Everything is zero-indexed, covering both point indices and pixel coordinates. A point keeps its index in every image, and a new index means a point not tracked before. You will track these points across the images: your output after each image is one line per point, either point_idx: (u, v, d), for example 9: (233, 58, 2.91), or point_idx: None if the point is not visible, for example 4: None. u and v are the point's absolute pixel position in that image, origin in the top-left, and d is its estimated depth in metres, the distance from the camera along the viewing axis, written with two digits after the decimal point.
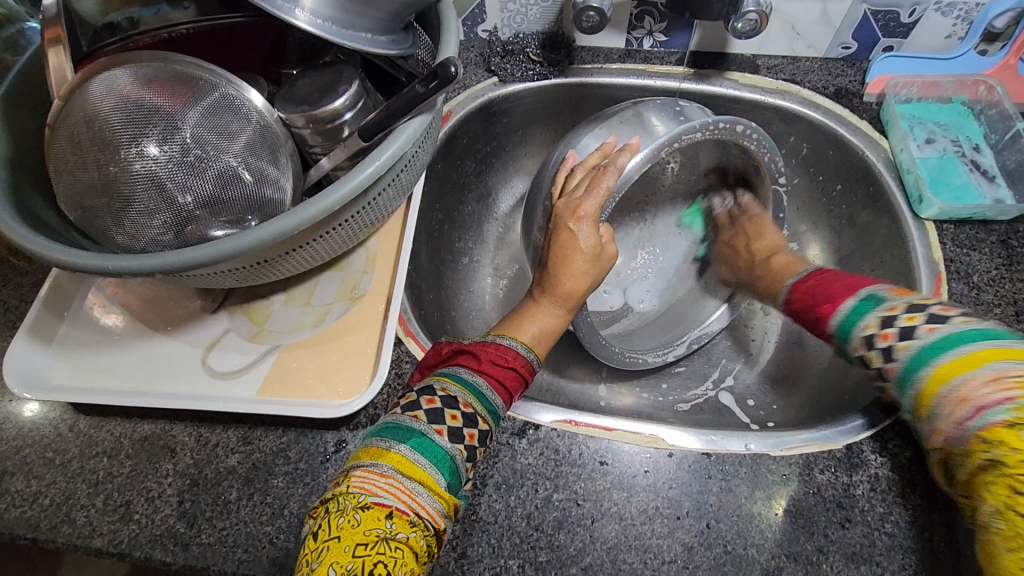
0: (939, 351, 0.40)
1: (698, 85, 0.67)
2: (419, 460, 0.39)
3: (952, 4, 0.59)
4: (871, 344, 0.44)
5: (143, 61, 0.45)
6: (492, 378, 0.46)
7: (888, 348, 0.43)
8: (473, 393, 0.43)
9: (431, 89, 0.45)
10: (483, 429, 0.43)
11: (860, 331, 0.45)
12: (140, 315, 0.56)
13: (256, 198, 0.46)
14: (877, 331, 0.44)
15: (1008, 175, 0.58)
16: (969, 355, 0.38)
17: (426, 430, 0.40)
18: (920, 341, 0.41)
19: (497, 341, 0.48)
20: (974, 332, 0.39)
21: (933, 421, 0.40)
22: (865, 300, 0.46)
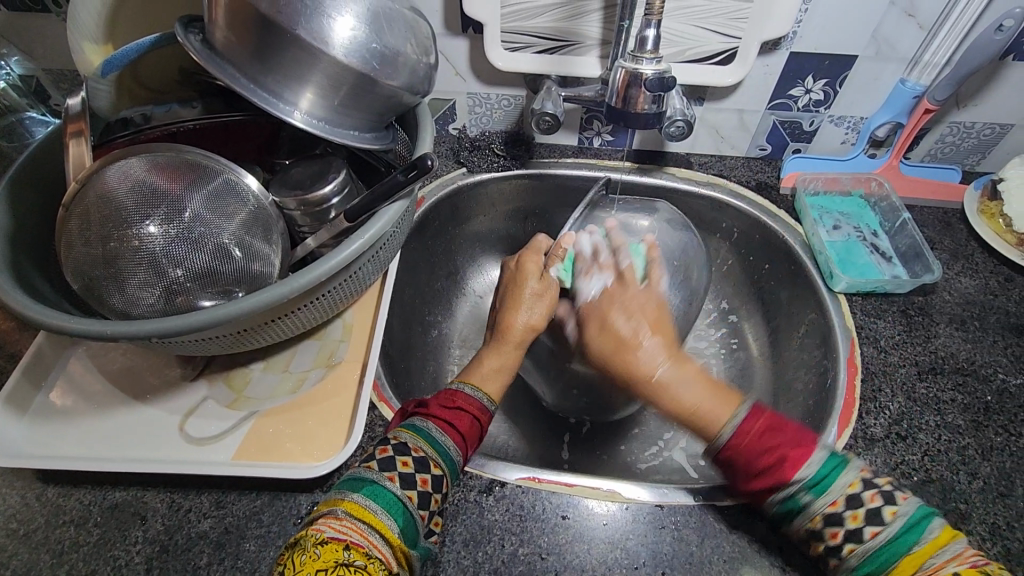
0: (923, 523, 0.41)
1: (642, 178, 0.77)
2: (373, 506, 0.42)
3: (841, 118, 0.72)
4: (855, 500, 0.42)
5: (156, 151, 0.51)
6: (447, 421, 0.50)
7: (872, 506, 0.42)
8: (423, 437, 0.48)
9: (410, 178, 0.52)
10: (433, 474, 0.46)
11: (839, 489, 0.43)
12: (120, 385, 0.58)
13: (247, 272, 0.51)
14: (841, 502, 0.43)
15: (902, 255, 0.69)
16: (934, 538, 0.40)
17: (376, 476, 0.44)
18: (890, 526, 0.41)
19: (454, 387, 0.54)
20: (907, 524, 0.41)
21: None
22: (809, 471, 0.44)
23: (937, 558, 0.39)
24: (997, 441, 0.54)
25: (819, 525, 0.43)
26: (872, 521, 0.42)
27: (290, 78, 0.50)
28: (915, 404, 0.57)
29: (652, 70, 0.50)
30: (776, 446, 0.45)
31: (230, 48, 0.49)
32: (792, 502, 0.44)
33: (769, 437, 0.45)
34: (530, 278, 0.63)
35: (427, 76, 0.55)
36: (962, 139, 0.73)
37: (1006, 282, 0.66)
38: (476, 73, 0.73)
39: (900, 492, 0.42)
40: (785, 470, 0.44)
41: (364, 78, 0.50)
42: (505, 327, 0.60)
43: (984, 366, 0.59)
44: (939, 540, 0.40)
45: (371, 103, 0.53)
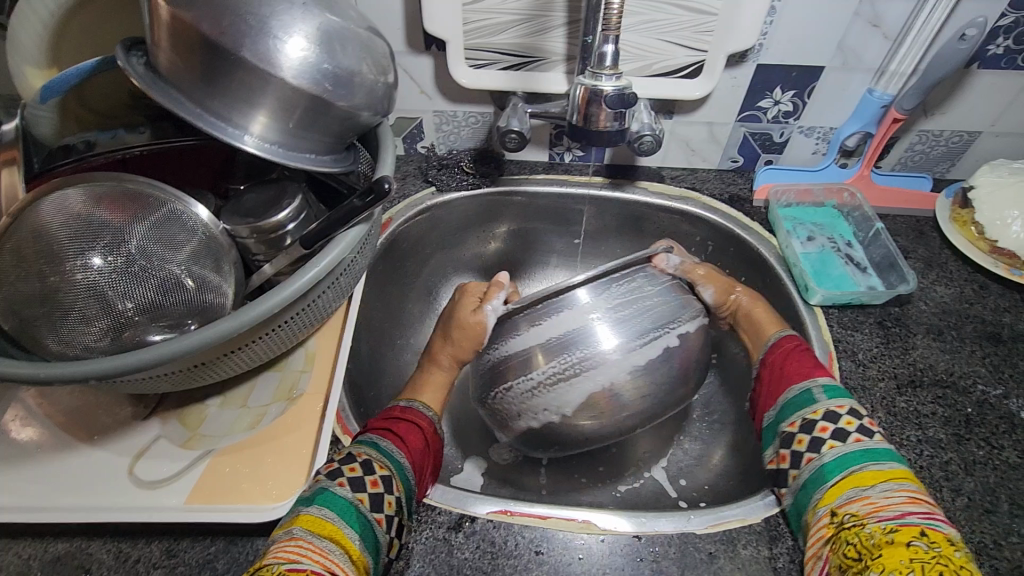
0: (880, 458, 0.46)
1: (614, 193, 0.76)
2: (326, 515, 0.42)
3: (811, 128, 0.72)
4: (808, 428, 0.50)
5: (96, 180, 0.48)
6: (385, 430, 0.51)
7: (843, 427, 0.49)
8: (369, 443, 0.48)
9: (368, 202, 0.50)
10: (382, 474, 0.46)
11: (798, 415, 0.52)
12: (67, 427, 0.55)
13: (198, 304, 0.49)
14: (819, 419, 0.50)
15: (877, 265, 0.68)
16: (887, 470, 0.44)
17: (325, 484, 0.44)
18: (846, 445, 0.47)
19: (399, 405, 0.56)
20: (865, 452, 0.46)
21: (866, 490, 0.44)
22: (807, 389, 0.53)
23: (897, 484, 0.43)
24: (979, 455, 0.53)
25: (800, 432, 0.51)
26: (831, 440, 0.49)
27: (239, 101, 0.47)
28: (896, 419, 0.55)
29: (611, 86, 0.49)
30: (796, 371, 0.55)
31: (173, 71, 0.47)
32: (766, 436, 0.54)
33: (796, 355, 0.57)
34: (467, 314, 0.62)
35: (387, 96, 0.53)
36: (932, 148, 0.72)
37: (981, 290, 0.65)
38: (442, 91, 0.72)
39: (857, 434, 0.48)
40: None
41: (316, 99, 0.48)
42: (433, 353, 0.64)
43: (963, 377, 0.58)
44: (892, 474, 0.44)
45: (327, 126, 0.51)
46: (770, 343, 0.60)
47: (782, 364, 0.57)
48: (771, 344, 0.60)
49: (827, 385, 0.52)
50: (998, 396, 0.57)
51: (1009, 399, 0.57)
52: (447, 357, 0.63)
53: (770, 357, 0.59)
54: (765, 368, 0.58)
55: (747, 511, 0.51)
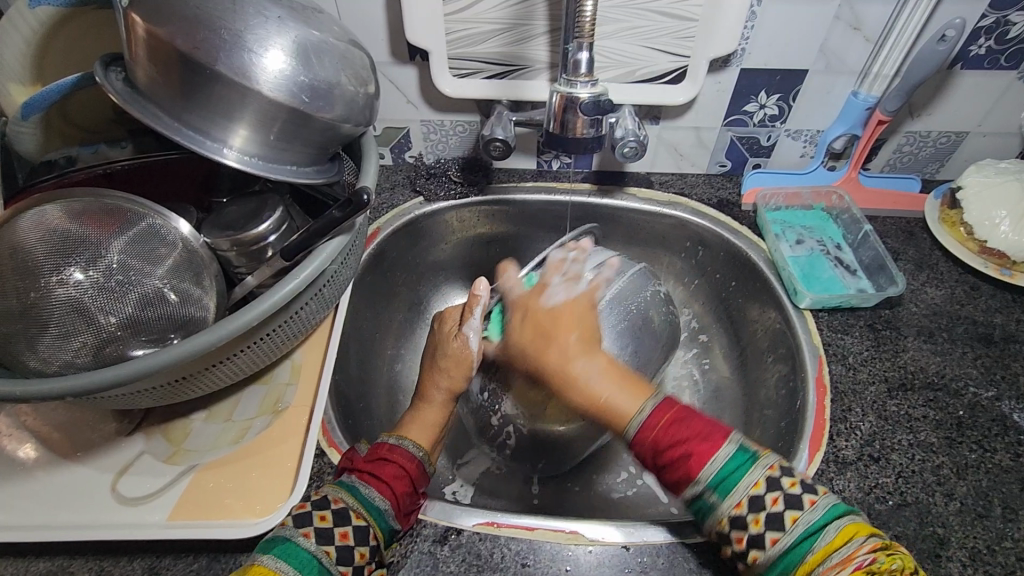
0: (832, 521, 0.39)
1: (602, 199, 0.76)
2: (282, 568, 0.40)
3: (797, 132, 0.72)
4: (757, 502, 0.40)
5: (75, 196, 0.49)
6: (368, 475, 0.48)
7: (774, 513, 0.40)
8: (345, 488, 0.46)
9: (347, 213, 0.50)
10: (356, 525, 0.44)
11: (742, 490, 0.41)
12: (50, 443, 0.54)
13: (179, 318, 0.48)
14: (763, 492, 0.41)
15: (867, 268, 0.68)
16: (846, 531, 0.38)
17: (290, 534, 0.42)
18: (806, 514, 0.40)
19: (388, 441, 0.51)
20: (829, 512, 0.39)
21: (818, 569, 0.37)
22: (719, 460, 0.42)
23: (842, 552, 0.37)
24: (971, 458, 0.52)
25: (727, 527, 0.41)
26: (772, 526, 0.40)
27: (217, 114, 0.47)
28: (886, 423, 0.55)
29: (587, 93, 0.49)
30: (682, 442, 0.43)
31: (151, 85, 0.47)
32: (701, 502, 0.42)
33: (677, 430, 0.43)
34: (451, 340, 0.57)
35: (368, 106, 0.53)
36: (920, 149, 0.72)
37: (972, 291, 0.65)
38: (427, 100, 0.72)
39: (810, 495, 0.40)
40: (689, 467, 0.42)
41: (295, 112, 0.48)
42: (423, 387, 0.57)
43: (955, 379, 0.58)
44: (847, 534, 0.38)
45: (308, 138, 0.51)
46: (642, 415, 0.45)
47: (658, 443, 0.44)
48: (646, 419, 0.45)
49: (713, 479, 0.42)
50: (990, 399, 0.56)
51: (1002, 401, 0.56)
52: (440, 391, 0.56)
53: (732, 416, 0.53)
54: (642, 445, 0.44)
55: None
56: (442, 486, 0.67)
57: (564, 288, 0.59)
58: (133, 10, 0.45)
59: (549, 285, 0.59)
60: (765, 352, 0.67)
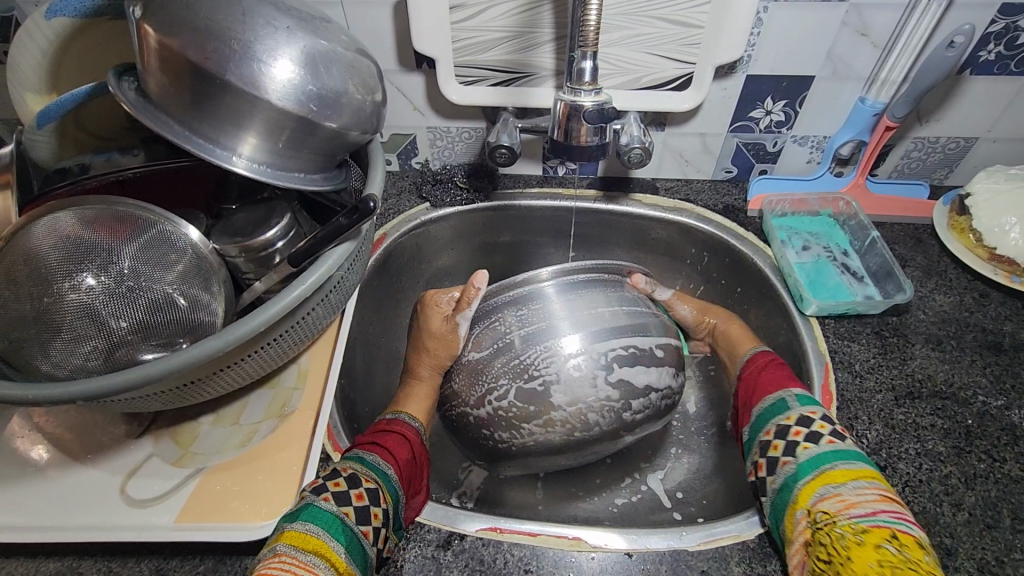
0: (851, 457, 0.46)
1: (608, 205, 0.76)
2: (311, 529, 0.42)
3: (804, 138, 0.72)
4: (784, 433, 0.50)
5: (89, 204, 0.50)
6: (372, 444, 0.52)
7: (816, 431, 0.48)
8: (353, 458, 0.49)
9: (353, 220, 0.51)
10: (367, 488, 0.46)
11: (774, 422, 0.51)
12: (60, 445, 0.55)
13: (188, 323, 0.49)
14: (793, 423, 0.50)
15: (874, 275, 0.67)
16: (859, 469, 0.45)
17: (310, 501, 0.44)
18: (819, 447, 0.47)
19: (389, 416, 0.57)
20: (841, 452, 0.46)
21: (839, 488, 0.44)
22: (783, 398, 0.52)
23: (869, 485, 0.43)
24: (980, 468, 0.52)
25: (791, 422, 0.50)
26: (788, 452, 0.48)
27: (226, 123, 0.48)
28: (894, 431, 0.54)
29: (591, 102, 0.49)
30: (769, 387, 0.55)
31: (163, 95, 0.48)
32: (780, 404, 0.52)
33: (768, 372, 0.57)
34: (435, 324, 0.60)
35: (374, 114, 0.54)
36: (928, 155, 0.72)
37: (981, 299, 0.64)
38: (434, 107, 0.72)
39: (828, 437, 0.48)
40: (763, 390, 0.55)
41: (303, 120, 0.49)
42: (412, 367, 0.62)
43: (963, 388, 0.57)
44: (854, 474, 0.44)
45: (315, 146, 0.52)
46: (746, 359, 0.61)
47: (753, 379, 0.58)
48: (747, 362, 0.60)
49: (801, 394, 0.52)
50: (999, 407, 0.56)
51: (1011, 410, 0.55)
52: (427, 368, 0.61)
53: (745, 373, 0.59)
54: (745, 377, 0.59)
55: (741, 527, 0.50)
56: (447, 492, 0.67)
57: (557, 291, 0.56)
58: (145, 21, 0.46)
59: (540, 278, 0.57)
60: None
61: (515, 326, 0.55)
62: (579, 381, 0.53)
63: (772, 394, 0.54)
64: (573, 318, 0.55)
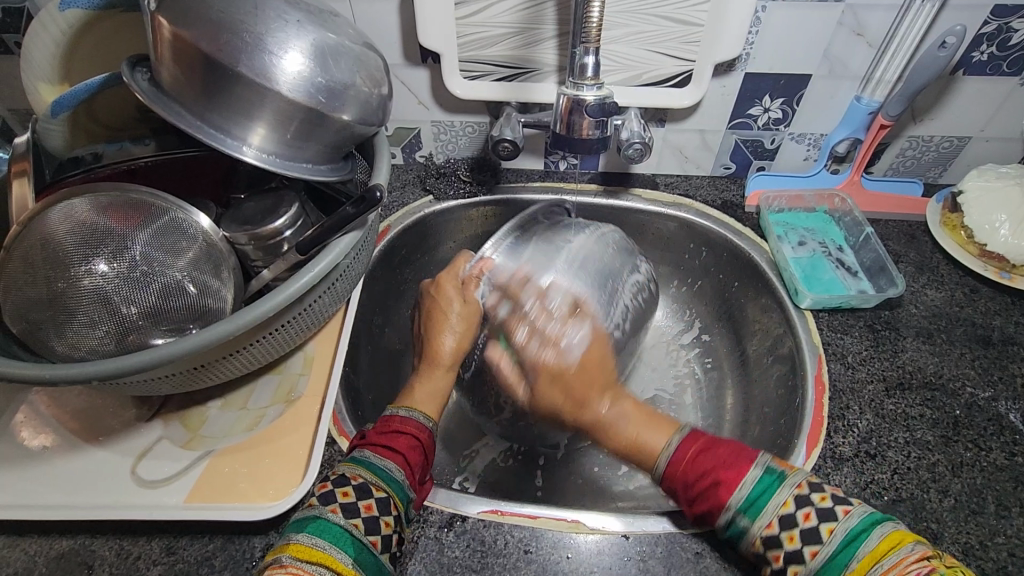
0: (874, 527, 0.41)
1: (609, 200, 0.77)
2: (317, 543, 0.42)
3: (801, 135, 0.73)
4: (790, 522, 0.43)
5: (102, 190, 0.51)
6: (384, 447, 0.51)
7: (808, 529, 0.42)
8: (360, 464, 0.48)
9: (360, 209, 0.52)
10: (378, 497, 0.46)
11: (772, 510, 0.44)
12: (72, 427, 0.56)
13: (198, 309, 0.50)
14: (795, 509, 0.43)
15: (868, 270, 0.69)
16: (892, 534, 0.40)
17: (319, 512, 0.44)
18: (842, 524, 0.42)
19: (395, 413, 0.55)
20: (867, 519, 0.42)
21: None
22: (767, 469, 0.46)
23: (881, 565, 0.39)
24: (966, 457, 0.53)
25: (775, 532, 0.43)
26: (809, 540, 0.42)
27: (237, 114, 0.49)
28: (884, 421, 0.56)
29: (593, 96, 0.51)
30: (718, 470, 0.46)
31: (176, 86, 0.49)
32: (733, 528, 0.45)
33: (704, 458, 0.47)
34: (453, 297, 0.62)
35: (381, 107, 0.55)
36: (923, 153, 0.73)
37: (971, 294, 0.66)
38: (438, 102, 0.74)
39: (842, 507, 0.43)
40: (719, 494, 0.45)
41: (312, 111, 0.50)
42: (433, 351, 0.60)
43: (952, 380, 0.59)
44: (887, 544, 0.40)
45: (324, 137, 0.53)
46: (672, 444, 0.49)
47: (690, 470, 0.47)
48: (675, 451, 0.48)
49: (749, 494, 0.44)
50: (986, 399, 0.57)
51: (998, 401, 0.57)
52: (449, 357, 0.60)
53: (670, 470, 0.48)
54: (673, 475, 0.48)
55: None
56: (449, 478, 0.68)
57: (505, 272, 0.63)
58: (159, 13, 0.47)
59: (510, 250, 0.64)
60: (766, 353, 0.68)
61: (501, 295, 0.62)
62: (575, 303, 0.60)
63: (728, 503, 0.45)
64: (544, 272, 0.62)
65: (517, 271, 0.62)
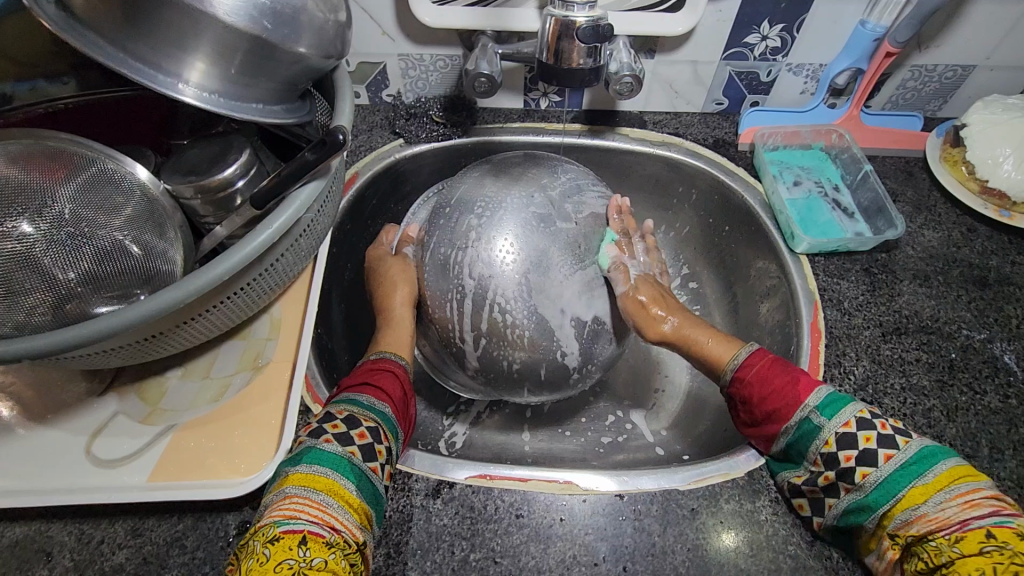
0: (942, 454, 0.41)
1: (593, 140, 0.72)
2: (318, 471, 0.40)
3: (800, 66, 0.68)
4: (868, 425, 0.43)
5: (14, 138, 0.45)
6: (363, 384, 0.49)
7: (866, 450, 0.42)
8: (345, 401, 0.47)
9: (321, 155, 0.46)
10: (368, 426, 0.45)
11: (817, 448, 0.44)
12: (14, 405, 0.51)
13: (142, 273, 0.45)
14: (872, 417, 0.43)
15: (864, 210, 0.66)
16: (956, 470, 0.39)
17: (311, 443, 0.42)
18: (915, 442, 0.41)
19: (369, 358, 0.53)
20: (933, 450, 0.41)
21: (919, 508, 0.39)
22: (805, 419, 0.45)
23: (950, 491, 0.38)
24: (961, 400, 0.52)
25: (834, 449, 0.43)
26: (885, 443, 0.42)
27: (169, 44, 0.42)
28: (880, 367, 0.54)
29: (584, 18, 0.45)
30: (780, 401, 0.46)
31: (89, 10, 0.41)
32: (807, 425, 0.45)
33: (775, 372, 0.48)
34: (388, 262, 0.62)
35: (339, 37, 0.48)
36: (925, 84, 0.69)
37: (969, 233, 0.63)
38: (405, 31, 0.66)
39: (917, 428, 0.43)
40: (790, 405, 0.46)
41: (258, 40, 0.43)
42: (385, 299, 0.59)
43: (948, 322, 0.57)
44: (954, 475, 0.39)
45: (273, 71, 0.46)
46: (738, 362, 0.50)
47: (761, 382, 0.48)
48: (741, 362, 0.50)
49: (818, 403, 0.45)
50: (982, 341, 0.56)
51: (994, 342, 0.56)
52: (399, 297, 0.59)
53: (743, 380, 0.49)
54: (743, 383, 0.49)
55: (730, 465, 0.50)
56: (432, 439, 0.66)
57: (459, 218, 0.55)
58: None
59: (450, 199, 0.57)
60: (758, 298, 0.66)
61: (442, 243, 0.55)
62: (532, 265, 0.52)
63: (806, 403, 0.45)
64: (478, 220, 0.54)
65: (463, 211, 0.55)
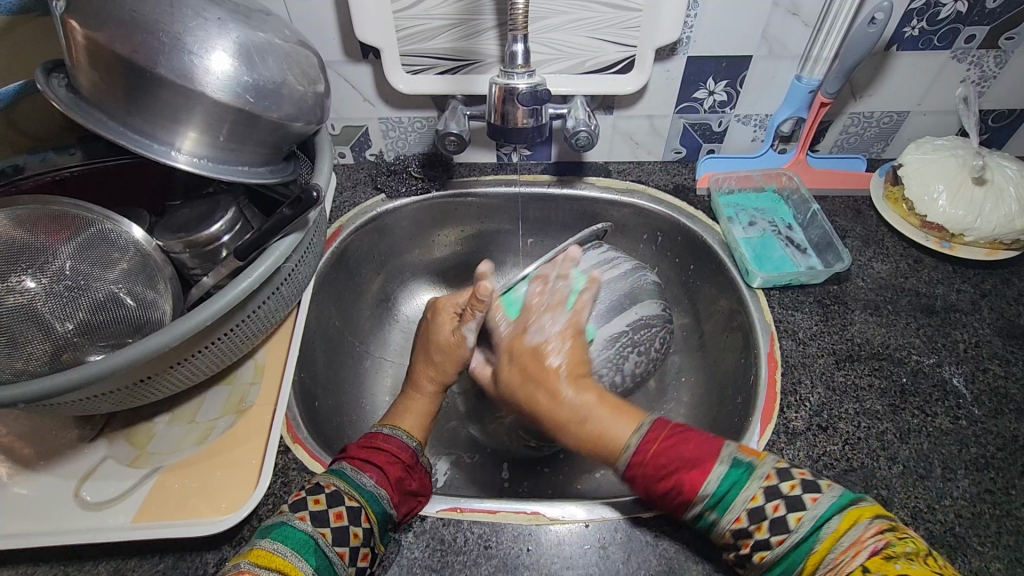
0: (849, 498, 0.42)
1: (563, 189, 0.77)
2: (278, 548, 0.42)
3: (747, 116, 0.74)
4: (767, 503, 0.42)
5: (20, 204, 0.50)
6: (397, 487, 0.49)
7: (781, 519, 0.41)
8: (357, 489, 0.47)
9: (297, 210, 0.50)
10: (349, 506, 0.46)
11: (739, 506, 0.42)
12: (9, 453, 0.54)
13: (133, 322, 0.49)
14: (769, 496, 0.42)
15: (816, 246, 0.70)
16: (853, 510, 0.41)
17: (285, 518, 0.44)
18: (820, 497, 0.41)
19: (391, 438, 0.52)
20: (838, 497, 0.42)
21: (822, 558, 0.39)
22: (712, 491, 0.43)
23: (843, 533, 0.39)
24: (913, 423, 0.54)
25: (739, 525, 0.42)
26: (793, 507, 0.41)
27: (163, 117, 0.47)
28: (835, 393, 0.57)
29: (524, 84, 0.51)
30: (676, 473, 0.43)
31: (95, 92, 0.47)
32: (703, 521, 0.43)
33: (672, 451, 0.44)
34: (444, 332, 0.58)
35: (317, 104, 0.54)
36: (865, 129, 0.75)
37: (915, 264, 0.67)
38: (383, 98, 0.72)
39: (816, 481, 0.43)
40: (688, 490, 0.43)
41: (243, 112, 0.48)
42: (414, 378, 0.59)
43: (898, 348, 0.60)
44: (852, 515, 0.40)
45: (258, 138, 0.52)
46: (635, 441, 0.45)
47: (654, 465, 0.44)
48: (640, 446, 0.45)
49: (714, 495, 0.42)
50: (931, 365, 0.59)
51: (942, 366, 0.59)
52: (430, 381, 0.58)
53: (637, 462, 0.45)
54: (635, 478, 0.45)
55: None
56: None
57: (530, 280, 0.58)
58: (71, 17, 0.45)
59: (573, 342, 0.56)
60: (722, 332, 0.69)
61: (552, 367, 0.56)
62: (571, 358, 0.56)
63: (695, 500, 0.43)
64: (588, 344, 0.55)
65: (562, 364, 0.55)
